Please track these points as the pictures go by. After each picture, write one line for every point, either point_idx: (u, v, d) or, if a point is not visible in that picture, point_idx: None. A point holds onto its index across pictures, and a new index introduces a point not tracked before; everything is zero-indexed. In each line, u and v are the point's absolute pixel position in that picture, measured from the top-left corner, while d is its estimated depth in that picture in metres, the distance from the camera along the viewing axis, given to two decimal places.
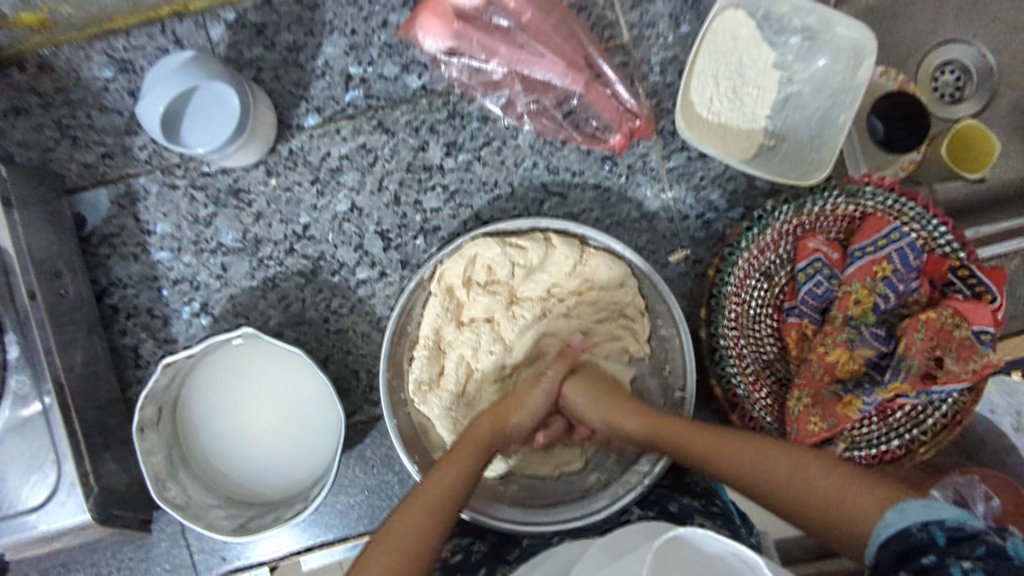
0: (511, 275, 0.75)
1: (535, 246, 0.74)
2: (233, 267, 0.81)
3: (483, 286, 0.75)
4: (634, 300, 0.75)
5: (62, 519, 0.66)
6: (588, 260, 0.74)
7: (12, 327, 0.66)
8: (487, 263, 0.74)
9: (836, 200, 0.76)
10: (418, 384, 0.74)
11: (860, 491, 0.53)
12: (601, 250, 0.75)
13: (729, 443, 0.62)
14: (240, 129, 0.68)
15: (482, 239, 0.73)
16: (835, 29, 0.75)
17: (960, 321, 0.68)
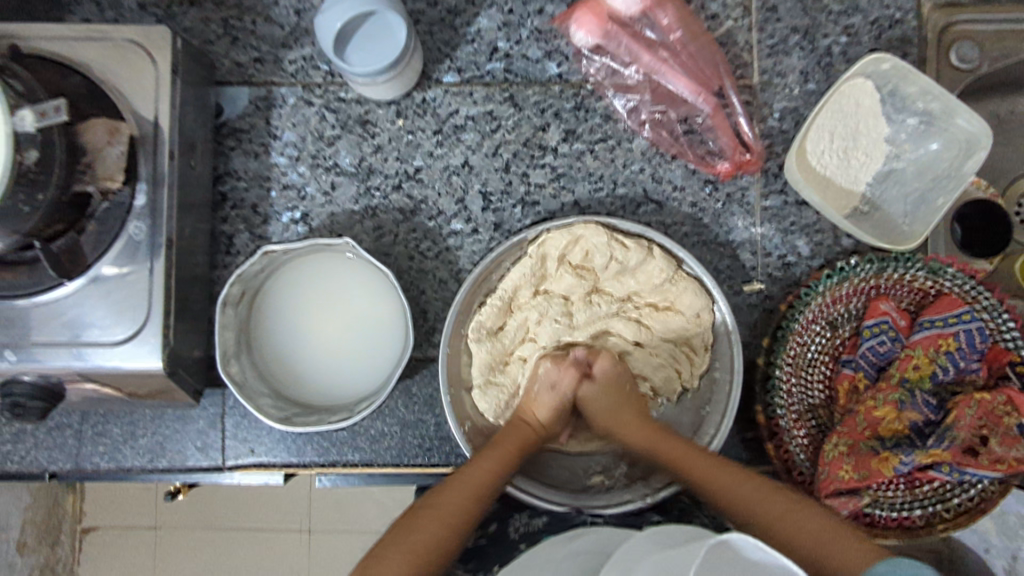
0: (605, 267, 0.77)
1: (637, 249, 0.76)
2: (341, 188, 0.85)
3: (573, 266, 0.78)
4: (705, 331, 0.77)
5: (134, 360, 0.70)
6: (678, 281, 0.77)
7: (145, 177, 0.72)
8: (589, 247, 0.77)
9: (917, 272, 0.79)
10: (479, 327, 0.78)
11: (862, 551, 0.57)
12: (693, 277, 0.77)
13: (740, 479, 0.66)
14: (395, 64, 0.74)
15: (593, 225, 0.76)
16: (954, 119, 0.79)
17: (1011, 410, 0.71)
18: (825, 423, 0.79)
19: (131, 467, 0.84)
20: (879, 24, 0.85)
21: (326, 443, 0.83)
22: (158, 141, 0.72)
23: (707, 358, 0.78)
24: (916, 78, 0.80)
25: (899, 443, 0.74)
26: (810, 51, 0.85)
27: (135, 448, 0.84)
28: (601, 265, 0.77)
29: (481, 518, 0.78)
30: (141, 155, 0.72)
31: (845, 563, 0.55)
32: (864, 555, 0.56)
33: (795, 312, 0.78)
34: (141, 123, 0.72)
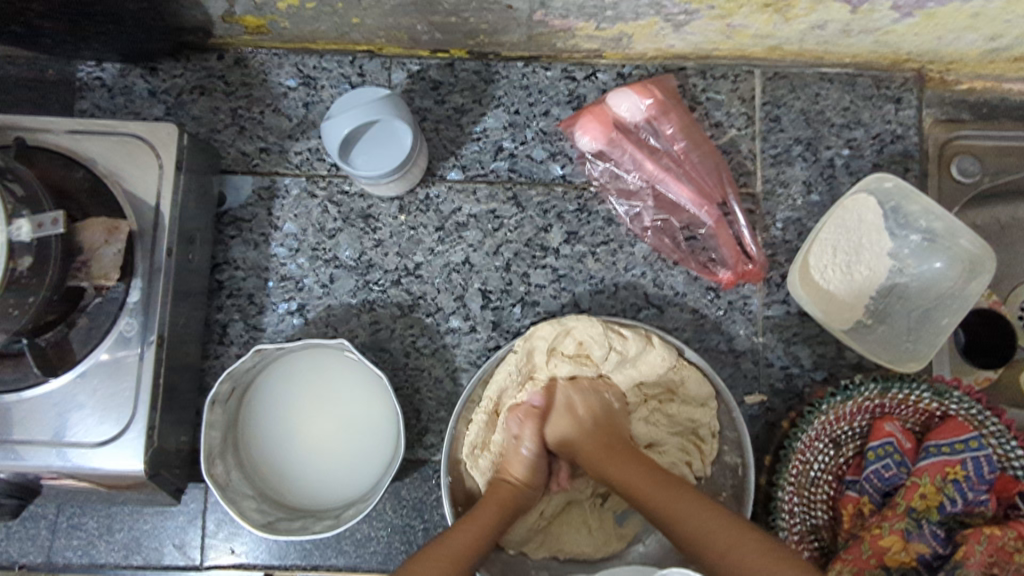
0: (604, 358, 0.76)
1: (635, 339, 0.74)
2: (340, 282, 0.84)
3: (568, 356, 0.79)
4: (710, 421, 0.76)
5: (117, 463, 0.68)
6: (679, 369, 0.75)
7: (141, 274, 0.71)
8: (582, 338, 0.76)
9: (922, 393, 0.76)
10: (473, 447, 0.77)
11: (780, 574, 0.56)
12: (694, 365, 0.75)
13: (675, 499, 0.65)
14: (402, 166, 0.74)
15: (587, 316, 0.74)
16: (958, 241, 0.79)
17: (1021, 547, 0.69)
18: (828, 546, 0.76)
19: (105, 562, 0.81)
20: (881, 138, 0.86)
21: (309, 546, 0.81)
22: (156, 238, 0.71)
23: (716, 445, 0.77)
24: (919, 199, 0.79)
25: (905, 575, 0.71)
26: (813, 162, 0.86)
27: (111, 542, 0.81)
28: (600, 357, 0.76)
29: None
30: (138, 253, 0.71)
31: None
32: None
33: (799, 431, 0.76)
34: (141, 220, 0.71)
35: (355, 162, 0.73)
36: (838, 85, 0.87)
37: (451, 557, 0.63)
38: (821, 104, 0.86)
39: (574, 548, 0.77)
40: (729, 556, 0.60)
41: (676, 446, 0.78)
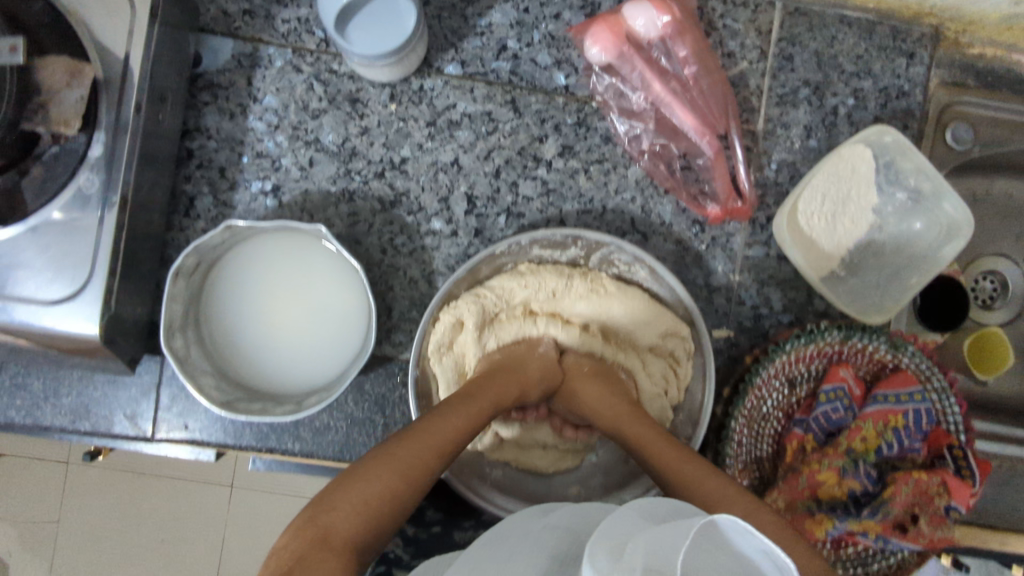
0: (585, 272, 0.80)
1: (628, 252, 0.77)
2: (320, 166, 0.80)
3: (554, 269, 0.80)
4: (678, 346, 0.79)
5: (70, 326, 0.65)
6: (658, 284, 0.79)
7: (104, 127, 0.65)
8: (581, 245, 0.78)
9: (880, 344, 0.80)
10: (438, 346, 0.77)
11: (637, 427, 0.69)
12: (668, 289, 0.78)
13: (608, 398, 0.72)
14: (402, 48, 0.69)
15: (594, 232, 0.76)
16: (942, 204, 0.80)
17: (942, 491, 0.74)
18: (767, 477, 0.82)
19: (51, 425, 0.80)
20: (888, 92, 0.85)
21: (266, 430, 0.80)
22: (124, 88, 0.65)
23: (689, 368, 0.80)
24: (912, 156, 0.80)
25: (834, 508, 0.77)
26: (818, 107, 0.84)
27: (58, 406, 0.80)
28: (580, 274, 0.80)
29: (427, 519, 0.79)
30: (102, 103, 0.65)
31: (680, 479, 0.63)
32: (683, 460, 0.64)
33: (759, 367, 0.79)
34: (108, 66, 0.65)
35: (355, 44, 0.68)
36: (855, 31, 0.85)
37: (439, 444, 0.61)
38: (835, 48, 0.84)
39: (529, 459, 0.81)
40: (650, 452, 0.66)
41: (659, 369, 0.80)
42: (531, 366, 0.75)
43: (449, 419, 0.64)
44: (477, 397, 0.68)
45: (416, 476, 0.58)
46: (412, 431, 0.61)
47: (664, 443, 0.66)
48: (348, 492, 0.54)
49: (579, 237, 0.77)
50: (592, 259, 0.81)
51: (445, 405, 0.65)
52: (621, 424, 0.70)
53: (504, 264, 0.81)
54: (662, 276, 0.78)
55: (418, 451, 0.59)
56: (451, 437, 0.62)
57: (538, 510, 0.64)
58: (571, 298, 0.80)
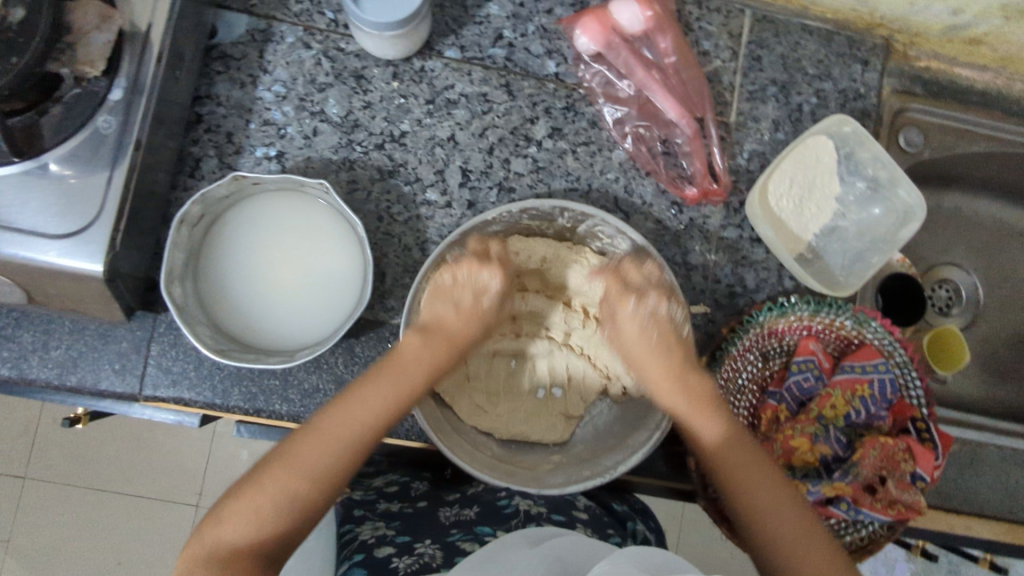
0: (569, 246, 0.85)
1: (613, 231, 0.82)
2: (323, 135, 0.84)
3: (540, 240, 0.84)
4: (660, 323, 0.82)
5: (75, 259, 0.66)
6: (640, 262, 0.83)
7: (126, 75, 0.69)
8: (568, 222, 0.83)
9: (845, 320, 0.85)
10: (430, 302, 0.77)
11: (761, 485, 0.70)
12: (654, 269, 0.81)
13: (752, 473, 0.70)
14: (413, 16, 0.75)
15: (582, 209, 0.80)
16: (897, 190, 0.88)
17: (908, 457, 0.78)
18: None
19: (35, 378, 0.79)
20: (846, 94, 0.94)
21: (254, 390, 0.81)
22: (147, 43, 0.70)
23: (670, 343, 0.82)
24: (870, 146, 0.87)
25: (807, 474, 0.80)
26: (785, 104, 0.92)
27: (45, 359, 0.79)
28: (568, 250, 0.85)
29: (412, 493, 0.82)
30: (125, 52, 0.69)
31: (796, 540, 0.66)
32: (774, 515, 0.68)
33: (735, 337, 0.83)
34: (135, 18, 0.70)
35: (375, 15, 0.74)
36: (816, 38, 0.94)
37: (344, 438, 0.66)
38: (799, 52, 0.93)
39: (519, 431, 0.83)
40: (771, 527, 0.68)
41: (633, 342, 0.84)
42: (427, 346, 0.74)
43: (422, 350, 0.73)
44: (409, 370, 0.72)
45: (305, 474, 0.64)
46: (290, 454, 0.65)
47: (768, 500, 0.69)
48: (248, 499, 0.62)
49: (565, 210, 0.81)
50: (578, 230, 0.85)
51: (348, 391, 0.69)
52: (744, 489, 0.70)
53: (492, 233, 0.83)
54: (643, 249, 0.81)
55: (285, 481, 0.63)
56: (324, 456, 0.65)
57: (527, 539, 0.67)
58: (557, 267, 0.84)
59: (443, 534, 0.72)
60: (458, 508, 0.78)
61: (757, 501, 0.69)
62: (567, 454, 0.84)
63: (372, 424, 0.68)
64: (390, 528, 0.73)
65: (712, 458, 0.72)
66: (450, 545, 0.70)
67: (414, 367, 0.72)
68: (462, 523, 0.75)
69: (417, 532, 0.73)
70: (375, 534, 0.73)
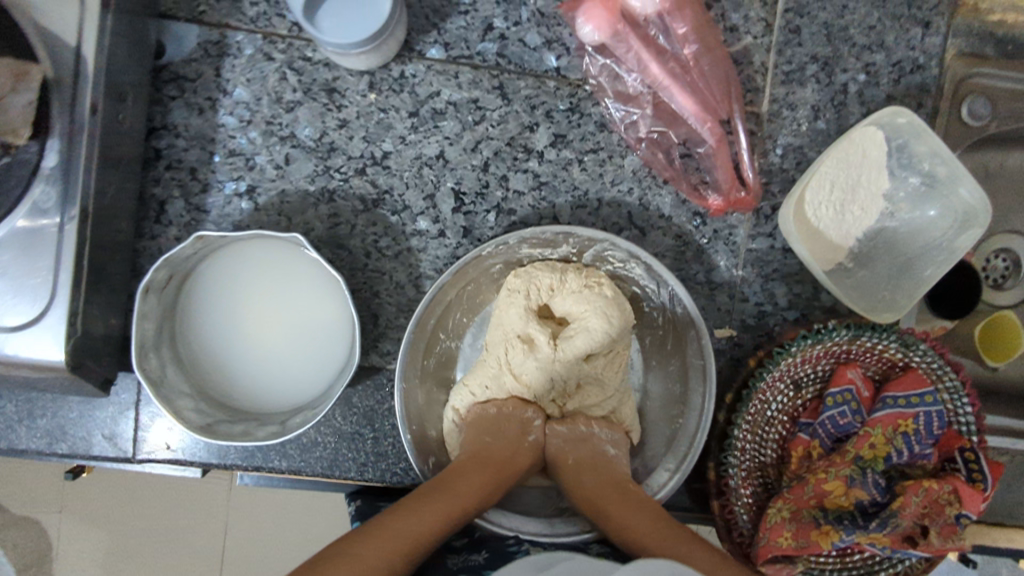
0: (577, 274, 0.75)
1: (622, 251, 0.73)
2: (297, 164, 0.75)
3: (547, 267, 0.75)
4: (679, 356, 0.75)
5: (32, 350, 0.61)
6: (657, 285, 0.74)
7: (60, 132, 0.60)
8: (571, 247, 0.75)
9: (890, 343, 0.75)
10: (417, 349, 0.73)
11: (635, 524, 0.63)
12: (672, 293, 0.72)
13: (612, 506, 0.65)
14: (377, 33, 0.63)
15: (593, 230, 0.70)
16: (958, 189, 0.76)
17: (954, 500, 0.71)
18: (772, 484, 0.78)
19: (26, 449, 0.76)
20: (902, 66, 0.80)
21: (251, 448, 0.77)
22: (76, 87, 0.60)
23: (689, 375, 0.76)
24: (927, 139, 0.75)
25: (840, 518, 0.74)
26: (827, 85, 0.79)
27: (32, 429, 0.76)
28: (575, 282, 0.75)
29: None
30: (54, 105, 0.60)
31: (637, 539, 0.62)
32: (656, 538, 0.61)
33: (765, 370, 0.75)
34: (57, 63, 0.60)
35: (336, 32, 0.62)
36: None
37: (416, 534, 0.58)
38: (846, 19, 0.79)
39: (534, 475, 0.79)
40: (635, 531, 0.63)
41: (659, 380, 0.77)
42: (510, 435, 0.71)
43: (472, 475, 0.66)
44: (459, 493, 0.64)
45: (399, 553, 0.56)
46: (360, 535, 0.56)
47: (650, 526, 0.62)
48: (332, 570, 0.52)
49: (570, 235, 0.72)
50: (585, 257, 0.77)
51: (407, 500, 0.62)
52: (628, 535, 0.63)
53: (493, 264, 0.77)
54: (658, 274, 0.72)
55: (362, 553, 0.54)
56: (408, 541, 0.57)
57: (533, 565, 0.59)
58: (563, 295, 0.75)
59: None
60: (467, 554, 0.68)
61: (634, 526, 0.63)
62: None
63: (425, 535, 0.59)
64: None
65: (596, 505, 0.66)
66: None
67: (508, 465, 0.69)
68: (470, 570, 0.65)
69: None
70: None
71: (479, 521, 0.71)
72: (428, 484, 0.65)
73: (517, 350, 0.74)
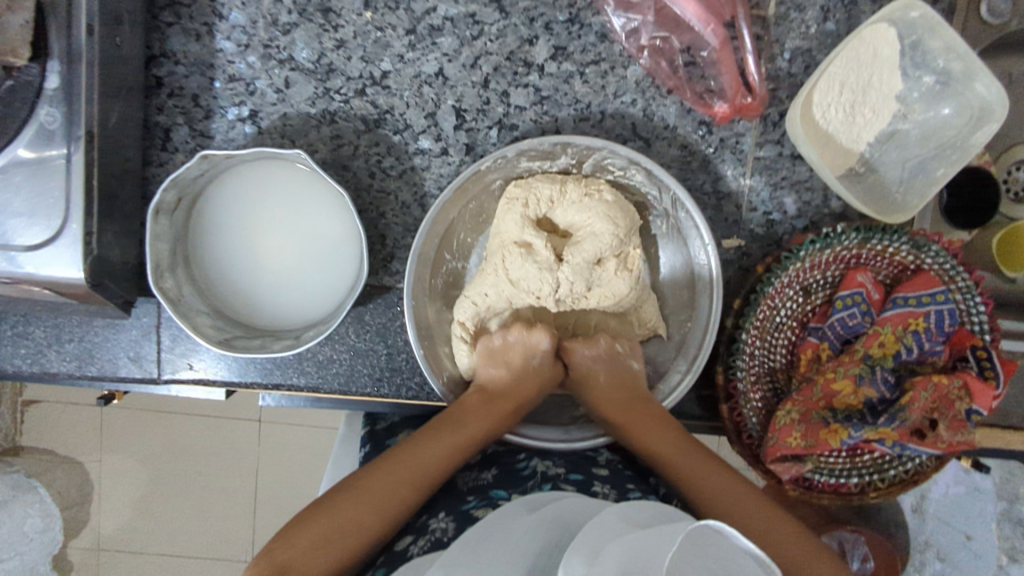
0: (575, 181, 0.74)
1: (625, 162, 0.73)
2: (296, 86, 0.75)
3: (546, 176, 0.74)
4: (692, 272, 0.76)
5: (52, 268, 0.63)
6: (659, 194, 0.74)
7: (59, 54, 0.61)
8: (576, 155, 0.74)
9: (901, 245, 0.75)
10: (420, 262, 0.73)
11: (682, 460, 0.69)
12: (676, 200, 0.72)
13: (645, 418, 0.72)
14: None
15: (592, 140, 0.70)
16: (973, 84, 0.73)
17: (964, 395, 0.71)
18: (781, 388, 0.79)
19: (57, 371, 0.79)
20: None
21: (270, 365, 0.79)
22: (72, 9, 0.60)
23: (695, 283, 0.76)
24: (942, 33, 0.72)
25: (849, 416, 0.75)
26: None
27: (62, 352, 0.79)
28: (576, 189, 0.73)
29: None
30: (51, 27, 0.60)
31: (717, 500, 0.65)
32: (723, 496, 0.65)
33: (772, 276, 0.75)
34: None
35: None
36: None
37: (431, 461, 0.66)
38: None
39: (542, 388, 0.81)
40: (718, 502, 0.64)
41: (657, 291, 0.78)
42: (517, 361, 0.74)
43: (437, 444, 0.67)
44: (466, 424, 0.70)
45: (395, 498, 0.63)
46: (370, 476, 0.64)
47: (694, 472, 0.68)
48: (314, 521, 0.59)
49: (568, 145, 0.72)
50: (585, 167, 0.76)
51: (422, 433, 0.69)
52: (698, 484, 0.67)
53: (493, 180, 0.76)
54: (661, 180, 0.72)
55: (363, 501, 0.61)
56: (411, 482, 0.64)
57: (525, 505, 0.62)
58: (565, 206, 0.73)
59: (457, 503, 0.67)
60: (478, 473, 0.73)
61: (681, 463, 0.69)
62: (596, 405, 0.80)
63: (433, 459, 0.67)
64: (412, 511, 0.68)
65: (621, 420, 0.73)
66: (464, 515, 0.64)
67: (513, 396, 0.74)
68: (479, 489, 0.70)
69: (433, 508, 0.68)
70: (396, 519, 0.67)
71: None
72: (447, 411, 0.72)
73: (515, 258, 0.71)
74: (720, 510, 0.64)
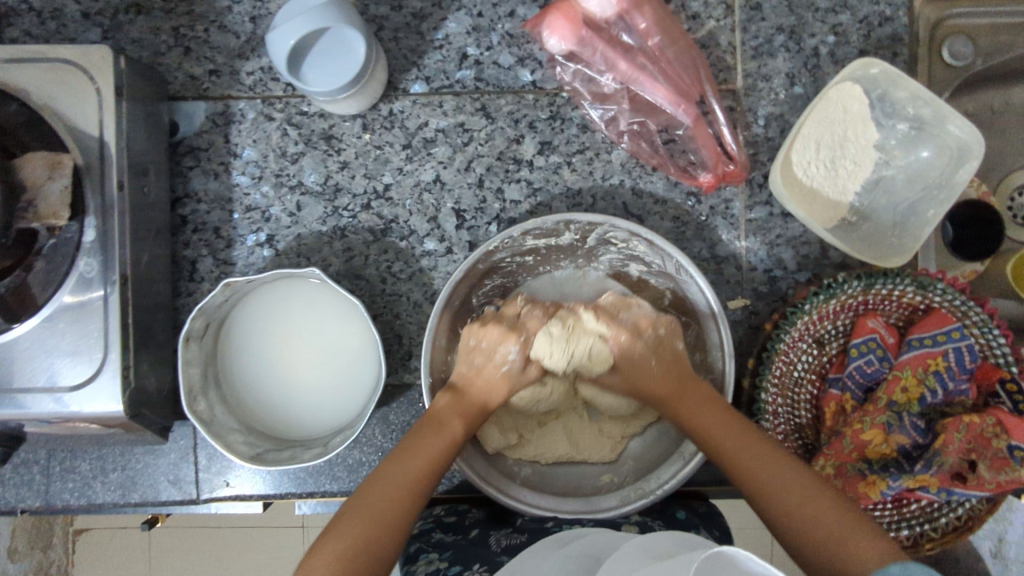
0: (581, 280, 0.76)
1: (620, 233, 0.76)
2: (308, 209, 0.81)
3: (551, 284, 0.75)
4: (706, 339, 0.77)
5: (93, 404, 0.67)
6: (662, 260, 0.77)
7: (93, 211, 0.68)
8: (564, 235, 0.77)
9: (907, 288, 0.75)
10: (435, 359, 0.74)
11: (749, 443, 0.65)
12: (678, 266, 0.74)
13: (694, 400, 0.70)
14: (359, 66, 0.69)
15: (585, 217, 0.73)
16: (945, 125, 0.76)
17: (1000, 432, 0.69)
18: (811, 444, 0.78)
19: (103, 501, 0.82)
20: (869, 21, 0.81)
21: (303, 474, 0.81)
22: (104, 171, 0.68)
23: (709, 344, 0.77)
24: (905, 84, 0.75)
25: (886, 466, 0.73)
26: (797, 52, 0.81)
27: (107, 483, 0.82)
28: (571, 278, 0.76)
29: (466, 522, 0.79)
30: (87, 188, 0.68)
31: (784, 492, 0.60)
32: (773, 467, 0.62)
33: (782, 331, 0.76)
34: (85, 153, 0.68)
35: (327, 80, 0.69)
36: None
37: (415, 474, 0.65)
38: None
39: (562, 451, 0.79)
40: (759, 480, 0.62)
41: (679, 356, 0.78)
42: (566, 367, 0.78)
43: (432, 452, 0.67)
44: (436, 436, 0.68)
45: (399, 486, 0.63)
46: (365, 495, 0.62)
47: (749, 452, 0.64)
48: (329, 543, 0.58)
49: (570, 223, 0.74)
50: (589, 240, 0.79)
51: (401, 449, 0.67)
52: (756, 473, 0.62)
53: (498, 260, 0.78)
54: (658, 248, 0.74)
55: (364, 524, 0.60)
56: (399, 491, 0.63)
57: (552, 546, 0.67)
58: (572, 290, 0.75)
59: (490, 558, 0.70)
60: (509, 533, 0.75)
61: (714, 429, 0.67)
62: (618, 475, 0.81)
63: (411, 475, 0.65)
64: (442, 560, 0.70)
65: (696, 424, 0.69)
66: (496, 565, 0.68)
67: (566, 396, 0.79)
68: (511, 548, 0.71)
69: (467, 560, 0.70)
70: (429, 568, 0.70)
71: (501, 499, 0.73)
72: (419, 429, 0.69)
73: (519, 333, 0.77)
74: (756, 481, 0.62)
